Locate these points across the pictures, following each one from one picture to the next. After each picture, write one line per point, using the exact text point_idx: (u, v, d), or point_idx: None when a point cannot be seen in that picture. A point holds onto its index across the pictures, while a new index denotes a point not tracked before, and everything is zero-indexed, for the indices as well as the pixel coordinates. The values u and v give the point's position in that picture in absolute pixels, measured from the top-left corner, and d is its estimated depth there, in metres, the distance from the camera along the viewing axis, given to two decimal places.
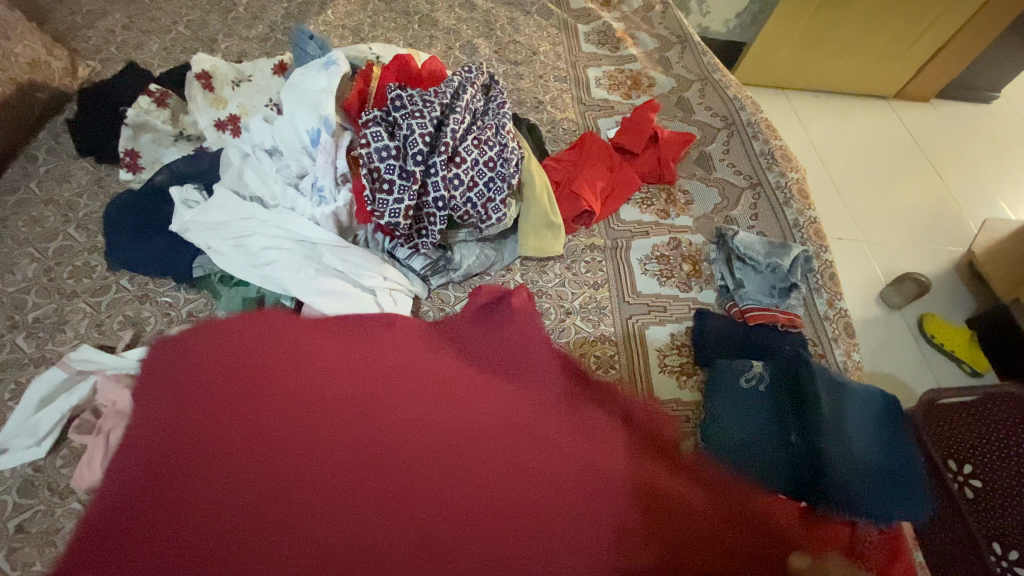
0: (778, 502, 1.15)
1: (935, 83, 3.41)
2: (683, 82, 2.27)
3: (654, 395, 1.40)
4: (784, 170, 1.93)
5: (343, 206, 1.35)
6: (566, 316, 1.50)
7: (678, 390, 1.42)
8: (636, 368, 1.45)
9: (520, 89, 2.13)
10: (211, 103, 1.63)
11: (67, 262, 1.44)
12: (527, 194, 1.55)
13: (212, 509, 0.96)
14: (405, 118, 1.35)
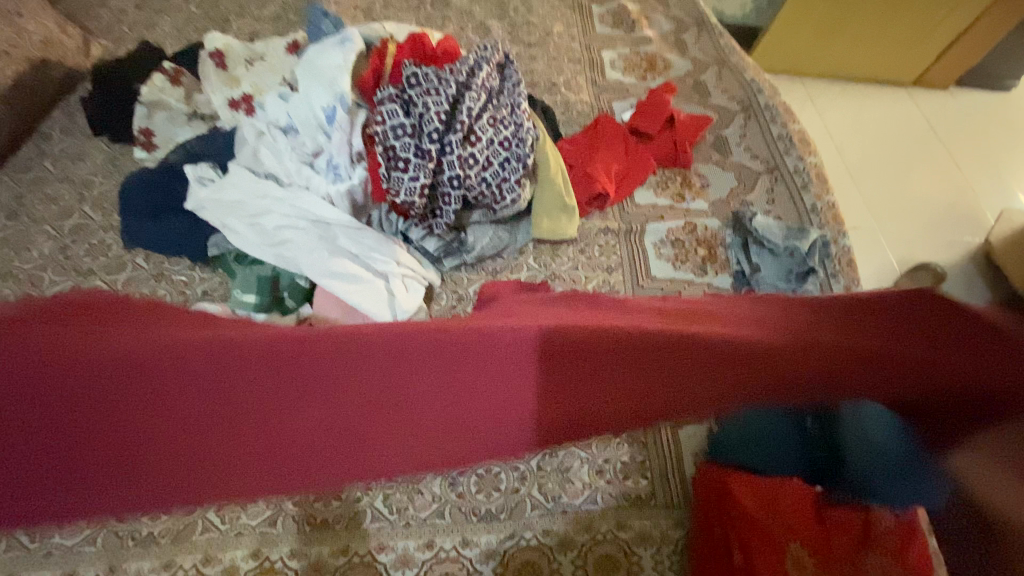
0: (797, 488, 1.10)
1: (957, 68, 3.31)
2: (700, 65, 2.22)
3: None
4: (802, 155, 1.90)
5: (358, 183, 1.38)
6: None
7: None
8: None
9: (534, 71, 2.10)
10: (225, 82, 1.61)
11: (83, 240, 1.45)
12: (542, 176, 1.54)
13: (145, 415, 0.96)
14: (421, 95, 1.33)
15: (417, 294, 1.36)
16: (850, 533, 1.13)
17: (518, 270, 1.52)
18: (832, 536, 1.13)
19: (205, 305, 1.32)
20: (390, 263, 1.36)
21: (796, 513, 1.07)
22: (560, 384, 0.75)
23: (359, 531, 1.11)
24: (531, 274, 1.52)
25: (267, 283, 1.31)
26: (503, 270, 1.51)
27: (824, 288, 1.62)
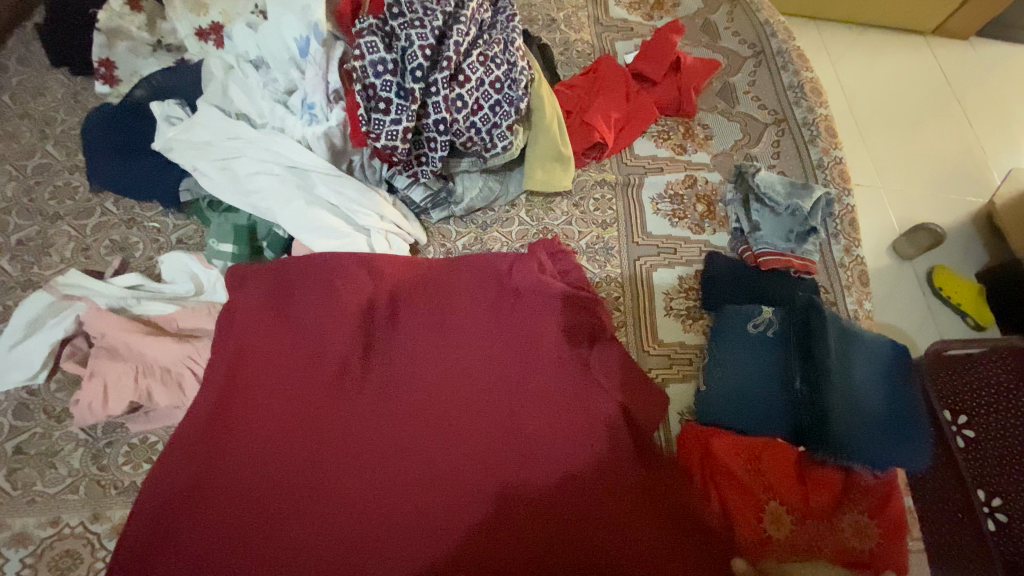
0: (776, 447, 1.16)
1: (979, 18, 3.11)
2: (711, 3, 2.06)
3: (657, 337, 1.37)
4: (812, 105, 1.79)
5: (335, 126, 1.26)
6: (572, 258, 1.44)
7: (684, 335, 1.39)
8: (642, 314, 1.40)
9: (531, 5, 1.94)
10: (192, 8, 1.45)
11: (47, 182, 1.37)
12: (536, 123, 1.44)
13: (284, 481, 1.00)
14: (404, 27, 1.21)
15: (399, 250, 1.32)
16: (828, 492, 1.15)
17: (508, 225, 1.45)
18: (810, 495, 1.14)
19: (178, 253, 1.27)
20: (373, 218, 1.29)
21: (771, 471, 1.13)
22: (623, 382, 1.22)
23: None
24: (522, 228, 1.45)
25: (243, 233, 1.27)
26: (492, 223, 1.45)
27: (823, 249, 1.58)
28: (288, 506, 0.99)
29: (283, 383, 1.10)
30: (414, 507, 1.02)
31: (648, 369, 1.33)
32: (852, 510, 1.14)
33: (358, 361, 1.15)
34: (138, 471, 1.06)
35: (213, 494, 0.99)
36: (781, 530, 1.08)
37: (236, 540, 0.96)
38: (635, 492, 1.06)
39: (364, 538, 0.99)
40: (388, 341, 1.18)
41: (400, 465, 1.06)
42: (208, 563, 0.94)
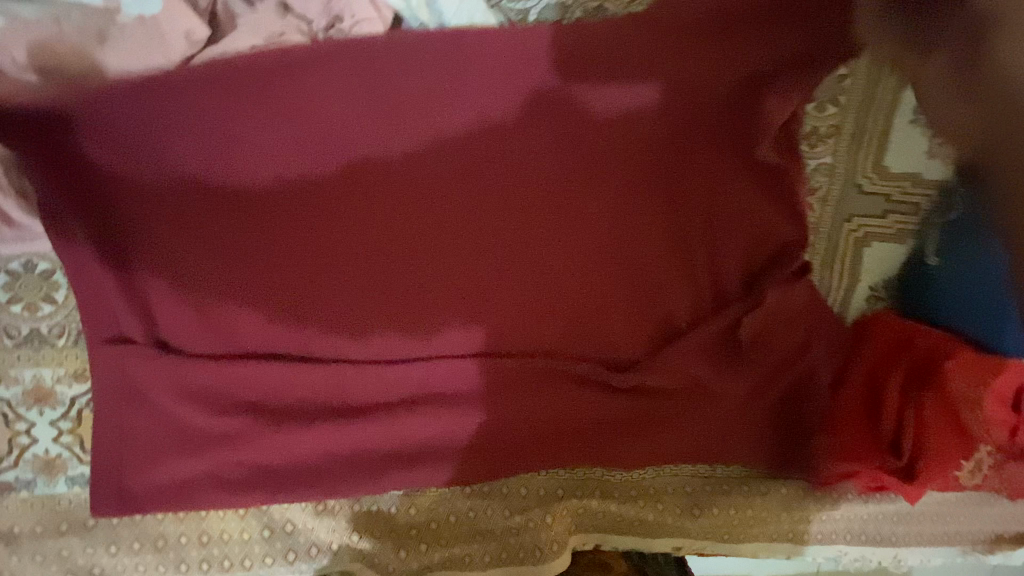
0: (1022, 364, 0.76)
1: None
2: None
3: (881, 163, 0.81)
4: None
5: None
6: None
7: (925, 162, 0.80)
8: (875, 117, 0.78)
9: None
10: None
11: None
12: None
13: (268, 379, 0.71)
14: None
15: None
16: None
17: None
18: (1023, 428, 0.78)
19: None
20: None
21: (1003, 394, 0.75)
22: (771, 238, 0.77)
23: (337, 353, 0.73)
24: None
25: None
26: None
27: None
28: (282, 403, 0.71)
29: (254, 219, 0.69)
30: (444, 372, 0.74)
31: (849, 214, 0.82)
32: None
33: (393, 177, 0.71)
34: (37, 315, 0.67)
35: (177, 397, 0.69)
36: (975, 477, 0.77)
37: (234, 439, 0.71)
38: (749, 416, 0.80)
39: (396, 433, 0.73)
40: (438, 157, 0.72)
41: (424, 315, 0.74)
42: (204, 475, 0.71)
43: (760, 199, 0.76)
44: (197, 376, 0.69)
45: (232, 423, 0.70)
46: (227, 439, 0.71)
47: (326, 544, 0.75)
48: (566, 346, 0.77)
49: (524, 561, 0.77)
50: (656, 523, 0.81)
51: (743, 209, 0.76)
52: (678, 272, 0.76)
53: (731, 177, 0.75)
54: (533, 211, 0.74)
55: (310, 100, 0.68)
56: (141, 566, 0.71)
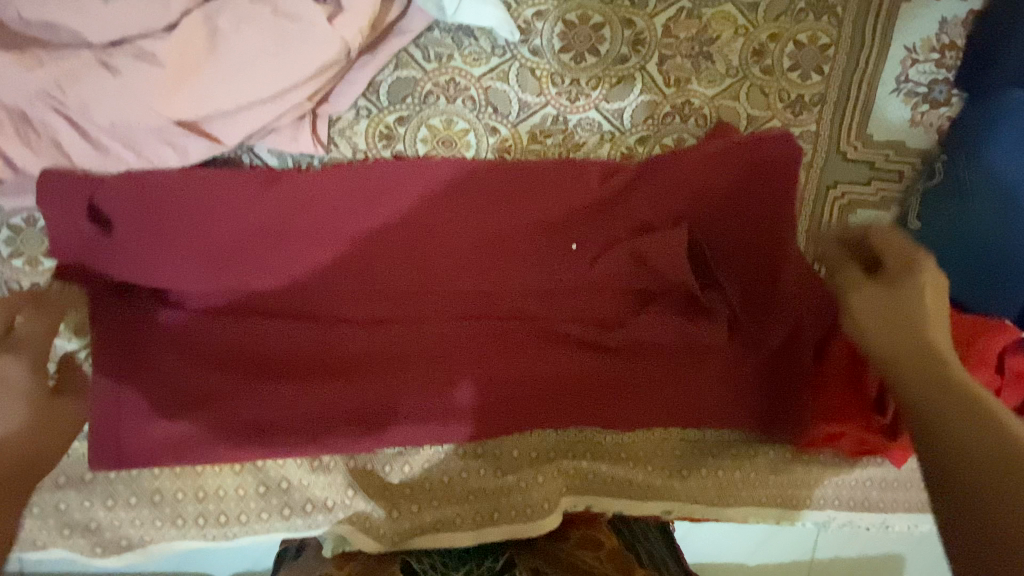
0: (1003, 326, 0.76)
1: None
2: None
3: (864, 131, 0.83)
4: None
5: None
6: (692, 79, 0.78)
7: (907, 130, 0.84)
8: (854, 89, 0.81)
9: None
10: None
11: None
12: None
13: (264, 335, 0.72)
14: None
15: None
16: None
17: None
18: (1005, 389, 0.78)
19: None
20: None
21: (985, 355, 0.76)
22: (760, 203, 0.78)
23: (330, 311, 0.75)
24: None
25: None
26: None
27: None
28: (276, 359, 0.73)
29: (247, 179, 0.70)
30: (437, 331, 0.76)
31: (833, 181, 0.84)
32: None
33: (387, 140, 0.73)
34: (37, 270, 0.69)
35: (174, 352, 0.71)
36: None
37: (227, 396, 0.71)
38: (735, 378, 0.81)
39: (388, 391, 0.74)
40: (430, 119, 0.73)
41: (417, 276, 0.75)
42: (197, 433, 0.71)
43: (750, 170, 0.77)
44: (196, 331, 0.71)
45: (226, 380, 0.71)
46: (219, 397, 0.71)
47: (321, 501, 0.76)
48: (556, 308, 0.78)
49: (515, 522, 0.77)
50: (647, 485, 0.82)
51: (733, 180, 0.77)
52: (677, 242, 0.76)
53: (727, 151, 0.76)
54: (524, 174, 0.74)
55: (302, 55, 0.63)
56: (137, 520, 0.73)
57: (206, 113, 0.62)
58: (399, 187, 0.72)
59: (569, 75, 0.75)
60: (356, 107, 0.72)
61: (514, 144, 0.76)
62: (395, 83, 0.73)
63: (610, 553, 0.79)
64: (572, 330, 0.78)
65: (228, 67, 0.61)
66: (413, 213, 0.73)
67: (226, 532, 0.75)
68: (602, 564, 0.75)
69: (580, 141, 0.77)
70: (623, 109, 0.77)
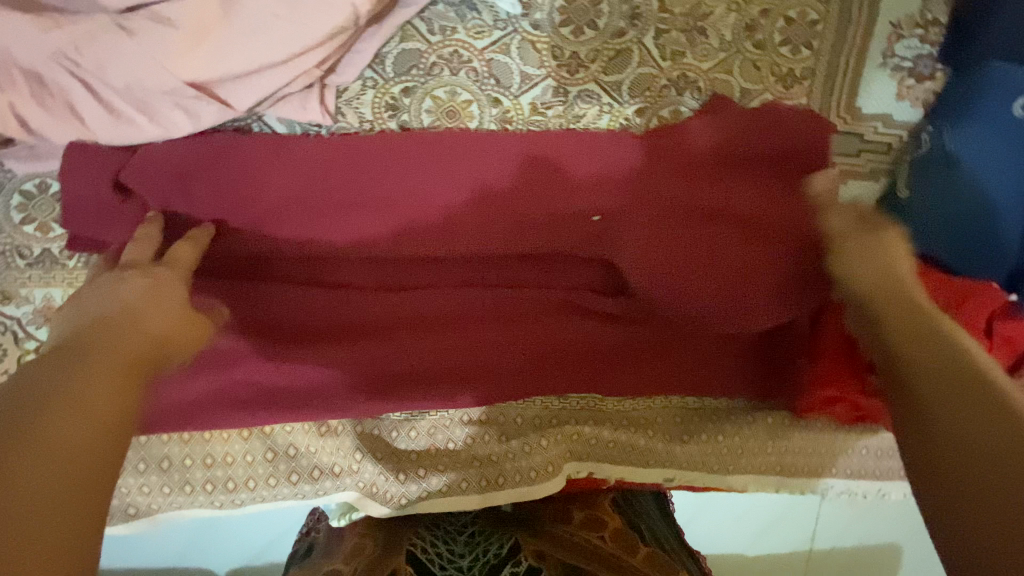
0: (986, 288, 0.79)
1: None
2: None
3: (852, 106, 0.86)
4: None
5: None
6: (687, 54, 0.80)
7: (894, 104, 0.87)
8: (843, 64, 0.84)
9: None
10: None
11: None
12: None
13: (273, 304, 0.74)
14: None
15: None
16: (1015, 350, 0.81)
17: None
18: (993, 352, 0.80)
19: None
20: None
21: (972, 317, 0.78)
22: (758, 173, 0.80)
23: (337, 279, 0.76)
24: None
25: None
26: None
27: None
28: (286, 326, 0.75)
29: (254, 147, 0.71)
30: (441, 299, 0.77)
31: None
32: None
33: (393, 110, 0.75)
34: (48, 237, 0.70)
35: None
36: None
37: (238, 361, 0.74)
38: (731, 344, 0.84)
39: (394, 356, 0.76)
40: (434, 89, 0.75)
41: (423, 245, 0.76)
42: (212, 395, 0.74)
43: (750, 141, 0.78)
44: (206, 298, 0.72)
45: (237, 345, 0.73)
46: (231, 362, 0.73)
47: (328, 467, 0.77)
48: (558, 275, 0.81)
49: (519, 485, 0.79)
50: (647, 450, 0.84)
51: (731, 151, 0.79)
52: (675, 210, 0.79)
53: (721, 123, 0.79)
54: (526, 145, 0.76)
55: (307, 19, 0.65)
56: (146, 486, 0.74)
57: (214, 75, 0.65)
58: (405, 157, 0.74)
59: (569, 48, 0.77)
60: (362, 78, 0.74)
61: (516, 115, 0.78)
62: (401, 55, 0.75)
63: (612, 534, 0.85)
64: (573, 295, 0.80)
65: (236, 30, 0.64)
66: (419, 181, 0.74)
67: (234, 499, 0.76)
68: (606, 543, 0.83)
69: (580, 112, 0.79)
70: (622, 81, 0.79)
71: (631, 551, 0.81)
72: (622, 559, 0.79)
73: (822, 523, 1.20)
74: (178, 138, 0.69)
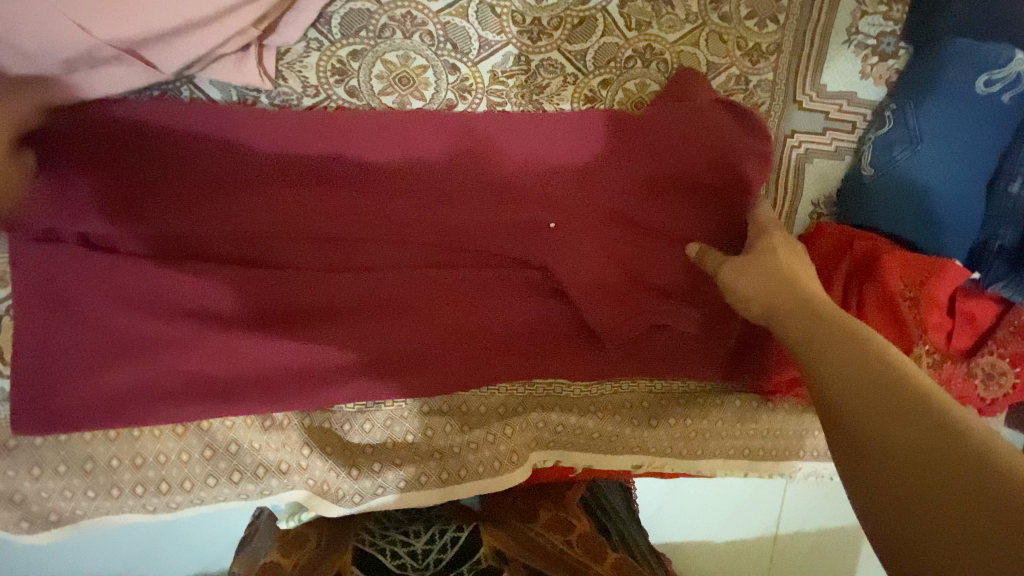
0: (952, 265, 0.78)
1: None
2: None
3: (818, 82, 0.85)
4: None
5: None
6: (653, 24, 0.77)
7: (859, 82, 0.86)
8: (808, 39, 0.83)
9: None
10: None
11: None
12: None
13: (208, 288, 0.67)
14: None
15: None
16: (975, 328, 0.81)
17: None
18: (955, 330, 0.80)
19: None
20: None
21: (936, 293, 0.78)
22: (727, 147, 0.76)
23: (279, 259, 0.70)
24: None
25: None
26: None
27: None
28: (220, 311, 0.68)
29: (188, 117, 0.66)
30: (394, 281, 0.72)
31: (791, 130, 0.86)
32: (994, 350, 0.80)
33: (339, 75, 0.70)
34: None
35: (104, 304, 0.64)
36: None
37: (167, 348, 0.67)
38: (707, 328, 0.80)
39: (344, 341, 0.71)
40: (386, 55, 0.71)
41: (371, 221, 0.71)
42: (137, 388, 0.66)
43: (712, 118, 0.76)
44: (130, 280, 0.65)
45: (165, 330, 0.67)
46: (158, 349, 0.66)
47: (274, 464, 0.70)
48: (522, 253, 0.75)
49: (481, 477, 0.75)
50: (615, 436, 0.81)
51: (699, 127, 0.75)
52: (639, 187, 0.76)
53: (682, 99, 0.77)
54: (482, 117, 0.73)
55: None
56: (67, 491, 0.67)
57: (129, 28, 0.56)
58: (353, 127, 0.69)
59: (530, 14, 0.74)
60: (306, 39, 0.69)
61: (474, 83, 0.74)
62: (349, 15, 0.70)
63: (578, 537, 0.82)
64: (534, 277, 0.76)
65: None
66: (370, 149, 0.70)
67: (169, 502, 0.69)
68: (571, 548, 0.79)
69: (542, 82, 0.76)
70: (586, 50, 0.76)
71: (597, 558, 0.78)
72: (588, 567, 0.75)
73: (787, 508, 1.20)
74: (84, 101, 0.64)
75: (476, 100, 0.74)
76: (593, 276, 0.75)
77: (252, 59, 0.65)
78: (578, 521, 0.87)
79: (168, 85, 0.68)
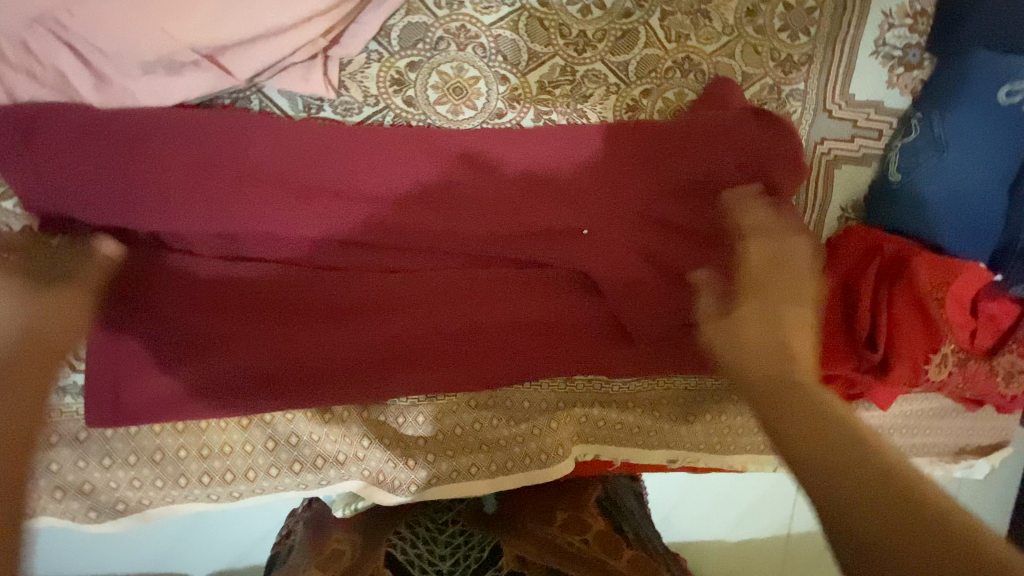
0: (975, 269, 0.81)
1: None
2: None
3: (846, 91, 0.88)
4: None
5: None
6: (691, 36, 0.81)
7: (885, 92, 0.89)
8: (838, 50, 0.87)
9: None
10: None
11: None
12: None
13: (273, 290, 0.71)
14: None
15: None
16: (998, 329, 0.84)
17: None
18: (978, 331, 0.83)
19: None
20: None
21: (960, 295, 0.81)
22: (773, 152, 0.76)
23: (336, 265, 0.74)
24: None
25: None
26: None
27: None
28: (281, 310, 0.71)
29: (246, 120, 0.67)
30: (443, 284, 0.75)
31: (820, 137, 0.89)
32: (1016, 351, 0.83)
33: (397, 85, 0.74)
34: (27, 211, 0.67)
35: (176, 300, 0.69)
36: (941, 373, 0.81)
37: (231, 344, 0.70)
38: None
39: (399, 338, 0.74)
40: (440, 67, 0.75)
41: (422, 228, 0.73)
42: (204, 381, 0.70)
43: (759, 122, 0.76)
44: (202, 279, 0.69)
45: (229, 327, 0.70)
46: (224, 344, 0.70)
47: (333, 455, 0.74)
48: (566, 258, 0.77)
49: (529, 467, 0.79)
50: (652, 431, 0.85)
51: (743, 131, 0.76)
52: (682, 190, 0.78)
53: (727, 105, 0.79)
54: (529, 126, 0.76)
55: None
56: (137, 480, 0.71)
57: (216, 40, 0.62)
58: (409, 136, 0.73)
59: (576, 27, 0.77)
60: (368, 51, 0.73)
61: (523, 93, 0.77)
62: (407, 28, 0.74)
63: (596, 537, 0.83)
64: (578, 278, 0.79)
65: None
66: (424, 158, 0.72)
67: (232, 491, 0.73)
68: (589, 546, 0.81)
69: (586, 92, 0.79)
70: (628, 61, 0.80)
71: (615, 555, 0.80)
72: (607, 564, 0.78)
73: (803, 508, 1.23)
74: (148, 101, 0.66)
75: (524, 109, 0.78)
76: (635, 277, 0.77)
77: (318, 70, 0.69)
78: (592, 519, 0.88)
79: (238, 94, 0.72)
